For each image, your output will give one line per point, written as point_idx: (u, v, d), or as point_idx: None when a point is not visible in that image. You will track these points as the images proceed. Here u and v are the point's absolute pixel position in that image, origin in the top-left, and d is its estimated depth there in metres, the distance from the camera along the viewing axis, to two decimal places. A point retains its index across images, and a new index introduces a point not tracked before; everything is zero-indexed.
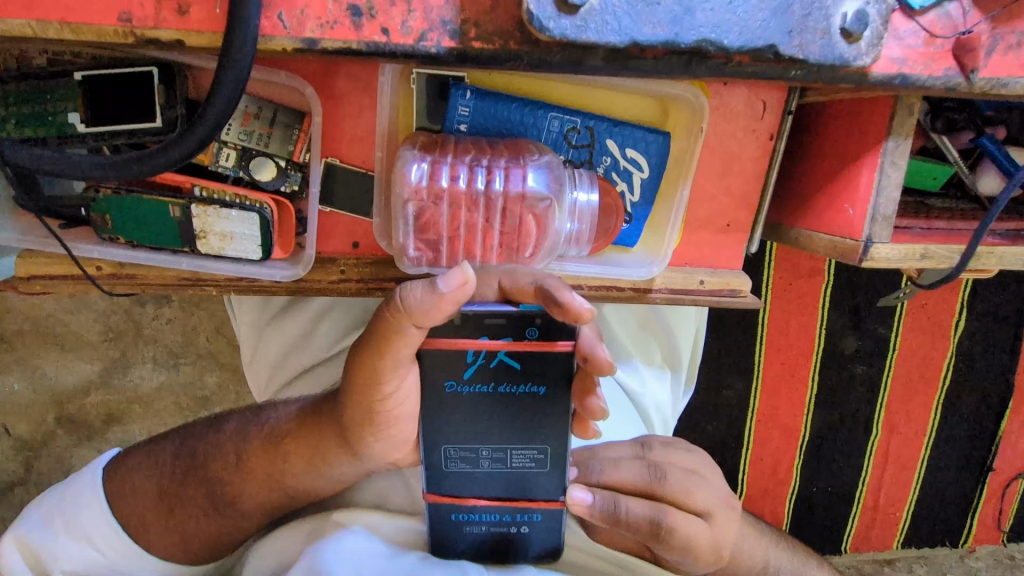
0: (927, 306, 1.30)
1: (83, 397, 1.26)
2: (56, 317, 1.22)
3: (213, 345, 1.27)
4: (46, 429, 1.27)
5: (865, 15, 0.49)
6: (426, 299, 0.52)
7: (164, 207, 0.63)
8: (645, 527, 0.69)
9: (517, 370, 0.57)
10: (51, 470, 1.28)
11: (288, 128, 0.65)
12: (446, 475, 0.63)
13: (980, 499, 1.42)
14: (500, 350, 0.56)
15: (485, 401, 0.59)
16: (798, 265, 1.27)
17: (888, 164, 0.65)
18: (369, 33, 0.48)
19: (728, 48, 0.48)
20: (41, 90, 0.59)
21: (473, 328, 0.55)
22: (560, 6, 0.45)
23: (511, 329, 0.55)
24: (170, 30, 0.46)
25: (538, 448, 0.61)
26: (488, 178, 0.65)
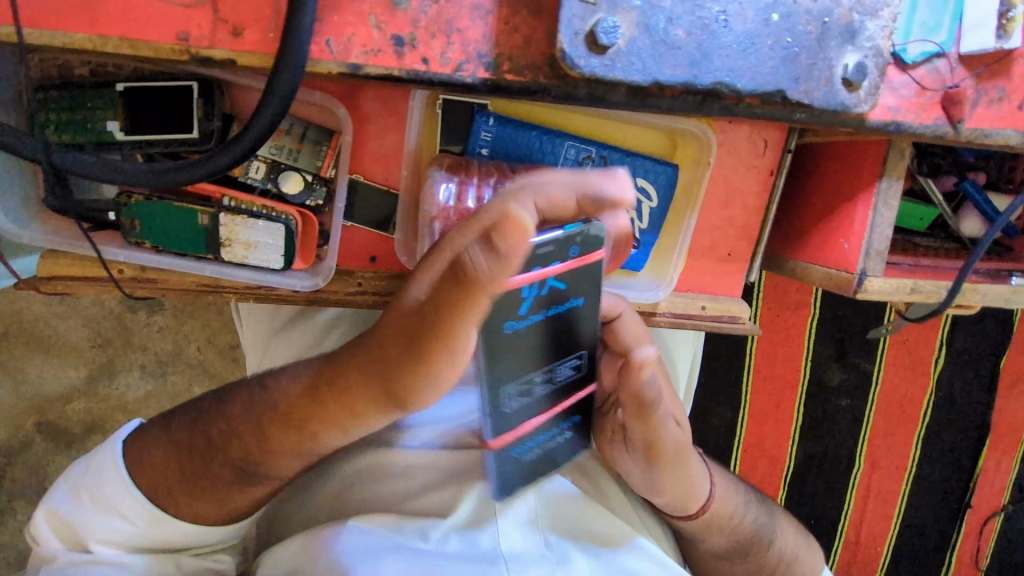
0: (908, 341, 1.34)
1: (65, 404, 1.23)
2: (44, 320, 1.19)
3: (204, 355, 1.25)
4: (22, 437, 1.23)
5: (865, 68, 0.54)
6: (496, 267, 0.42)
7: (193, 214, 0.65)
8: (636, 418, 0.66)
9: (561, 328, 0.54)
10: (24, 480, 1.23)
11: (317, 144, 0.68)
12: (496, 473, 0.59)
13: (959, 535, 1.44)
14: (551, 276, 0.50)
15: (536, 333, 0.52)
16: (788, 296, 1.31)
17: (882, 204, 0.70)
18: (410, 61, 0.51)
19: (741, 90, 0.52)
20: (82, 97, 0.61)
21: (527, 259, 0.47)
22: (591, 46, 0.48)
23: (560, 251, 0.49)
24: (224, 49, 0.49)
25: (562, 425, 0.63)
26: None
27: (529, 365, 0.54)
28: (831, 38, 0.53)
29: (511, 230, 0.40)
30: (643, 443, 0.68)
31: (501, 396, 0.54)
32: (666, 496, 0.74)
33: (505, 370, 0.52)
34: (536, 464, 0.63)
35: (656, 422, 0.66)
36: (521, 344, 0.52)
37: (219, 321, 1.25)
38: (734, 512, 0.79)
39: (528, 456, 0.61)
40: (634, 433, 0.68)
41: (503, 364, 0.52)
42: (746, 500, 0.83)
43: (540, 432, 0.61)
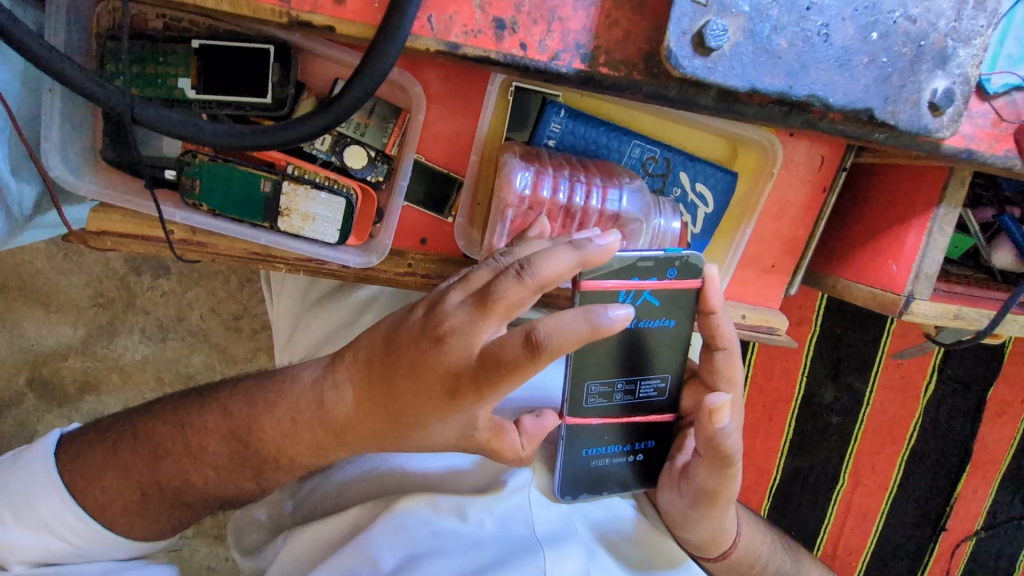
0: (903, 365, 1.36)
1: (61, 361, 1.20)
2: (46, 275, 1.16)
3: (207, 324, 1.22)
4: (15, 390, 1.20)
5: (952, 93, 0.54)
6: (571, 335, 0.45)
7: (257, 179, 0.64)
8: (704, 465, 0.63)
9: (640, 341, 0.64)
10: (11, 435, 1.21)
11: (384, 120, 0.67)
12: (568, 462, 0.66)
13: (932, 556, 1.46)
14: (647, 289, 0.61)
15: (630, 339, 0.63)
16: (794, 309, 1.33)
17: (937, 228, 0.71)
18: (509, 46, 0.51)
19: (832, 105, 0.52)
20: (155, 51, 0.60)
21: (629, 269, 0.59)
22: (696, 47, 0.48)
23: (658, 270, 0.60)
24: (325, 16, 0.48)
25: (636, 444, 0.68)
26: (587, 193, 0.68)
27: (614, 367, 0.64)
28: (924, 61, 0.53)
29: (624, 310, 0.46)
30: (703, 488, 0.64)
31: (586, 390, 0.64)
32: (698, 535, 0.69)
33: (587, 365, 0.63)
34: (603, 470, 0.67)
35: (728, 474, 0.62)
36: (606, 348, 0.63)
37: (226, 290, 1.21)
38: (759, 560, 0.76)
39: (596, 460, 0.67)
40: (692, 478, 0.65)
41: (594, 361, 0.63)
42: (771, 549, 0.79)
43: (610, 440, 0.67)
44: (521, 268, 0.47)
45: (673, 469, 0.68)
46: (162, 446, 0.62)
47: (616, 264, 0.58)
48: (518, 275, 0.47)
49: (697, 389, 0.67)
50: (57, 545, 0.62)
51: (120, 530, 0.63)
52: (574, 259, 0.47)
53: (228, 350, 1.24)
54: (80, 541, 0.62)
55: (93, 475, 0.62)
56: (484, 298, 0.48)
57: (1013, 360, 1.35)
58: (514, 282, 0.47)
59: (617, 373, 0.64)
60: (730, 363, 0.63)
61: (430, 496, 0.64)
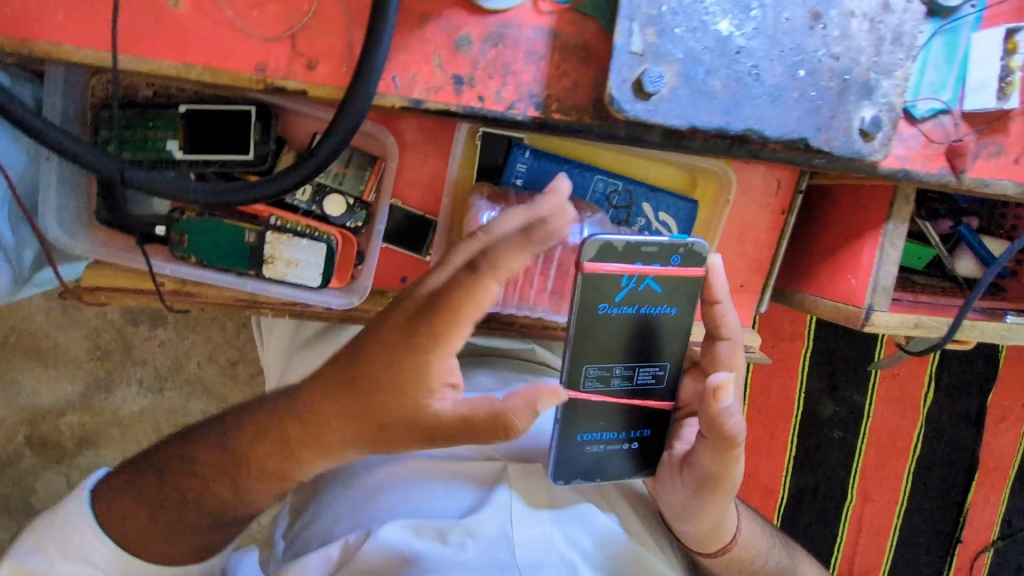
0: (898, 375, 1.39)
1: (59, 416, 1.22)
2: (44, 331, 1.18)
3: (204, 371, 1.25)
4: (13, 449, 1.21)
5: (878, 121, 0.59)
6: (508, 240, 0.49)
7: (241, 231, 0.68)
8: (709, 449, 0.63)
9: (637, 328, 0.65)
10: (11, 494, 1.21)
11: (360, 170, 0.71)
12: (563, 449, 0.67)
13: (950, 569, 1.45)
14: (649, 275, 0.63)
15: (624, 325, 0.65)
16: (780, 326, 1.36)
17: (888, 243, 0.75)
18: (468, 99, 0.55)
19: (768, 137, 0.57)
20: (144, 117, 0.65)
21: (634, 253, 0.62)
22: (637, 93, 0.53)
23: (662, 257, 0.63)
24: (298, 81, 0.53)
25: (631, 432, 0.69)
26: None
27: (611, 352, 0.65)
28: (850, 93, 0.58)
29: (564, 222, 0.49)
30: (705, 475, 0.65)
31: (583, 373, 0.65)
32: (695, 527, 0.70)
33: (585, 346, 0.64)
34: (600, 455, 0.68)
35: (733, 458, 0.63)
36: (603, 328, 0.64)
37: (221, 336, 1.24)
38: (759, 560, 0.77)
39: (590, 446, 0.68)
40: (695, 464, 0.66)
41: (591, 345, 0.64)
42: (769, 547, 0.79)
43: (607, 427, 0.68)
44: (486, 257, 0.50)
45: (673, 458, 0.69)
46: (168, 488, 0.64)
47: (618, 246, 0.61)
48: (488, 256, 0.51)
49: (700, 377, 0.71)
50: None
51: (147, 557, 0.64)
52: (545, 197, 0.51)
53: (227, 396, 1.26)
54: (110, 572, 0.64)
55: (120, 514, 0.64)
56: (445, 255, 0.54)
57: (1006, 366, 1.38)
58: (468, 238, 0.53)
59: (615, 359, 0.66)
60: (733, 354, 0.67)
61: (413, 519, 0.66)
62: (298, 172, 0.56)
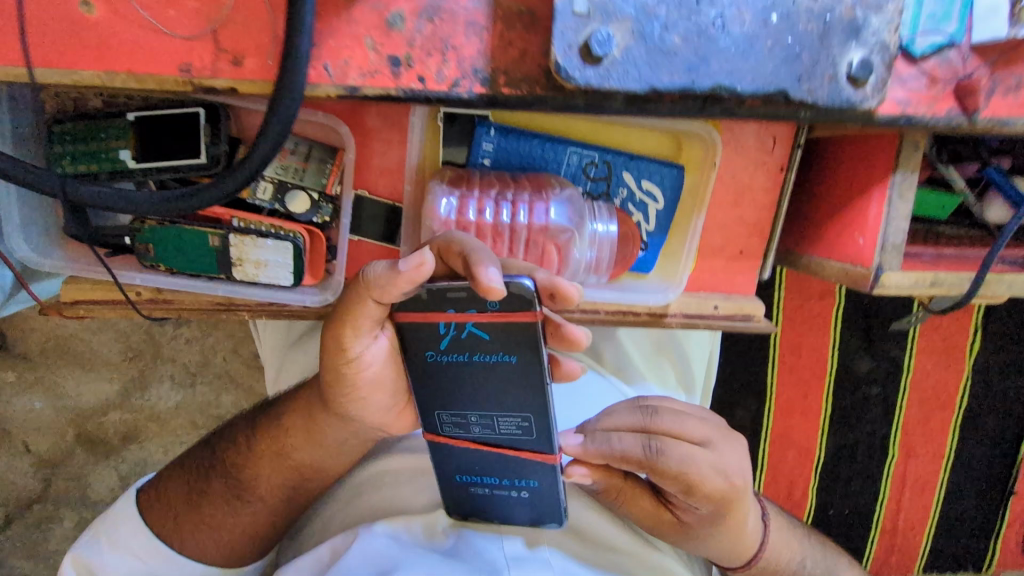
0: (941, 328, 1.30)
1: (102, 416, 1.26)
2: (78, 336, 1.23)
3: (230, 365, 1.27)
4: (65, 447, 1.27)
5: (869, 63, 0.52)
6: (388, 275, 0.54)
7: (205, 236, 0.67)
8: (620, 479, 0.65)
9: (491, 375, 0.56)
10: (71, 489, 1.28)
11: (322, 162, 0.69)
12: (450, 487, 0.65)
13: (1003, 522, 1.39)
14: (469, 321, 0.54)
15: (470, 376, 0.57)
16: (809, 286, 1.27)
17: (896, 196, 0.68)
18: (407, 81, 0.52)
19: (741, 93, 0.51)
20: (96, 129, 0.63)
21: (439, 300, 0.55)
22: (585, 58, 0.48)
23: (475, 300, 0.53)
24: (225, 79, 0.50)
25: (531, 472, 0.62)
26: (512, 211, 0.70)
27: (474, 402, 0.58)
28: (834, 34, 0.51)
29: (416, 257, 0.52)
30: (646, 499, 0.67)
31: (437, 420, 0.61)
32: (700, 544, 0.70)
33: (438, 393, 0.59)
34: (488, 498, 0.65)
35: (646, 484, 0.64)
36: (452, 375, 0.57)
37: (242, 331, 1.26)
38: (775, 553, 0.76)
39: (476, 488, 0.64)
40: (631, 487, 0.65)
41: (446, 389, 0.59)
42: (785, 541, 0.77)
43: (485, 472, 0.63)
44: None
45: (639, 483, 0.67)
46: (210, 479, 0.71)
47: (422, 293, 0.55)
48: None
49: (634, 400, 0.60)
50: (135, 565, 0.69)
51: (180, 547, 0.70)
52: (440, 238, 0.57)
53: (255, 387, 1.28)
54: (153, 561, 0.69)
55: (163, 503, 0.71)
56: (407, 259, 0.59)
57: None
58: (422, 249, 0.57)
59: (468, 408, 0.59)
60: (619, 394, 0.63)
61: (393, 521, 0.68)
62: (223, 188, 0.55)
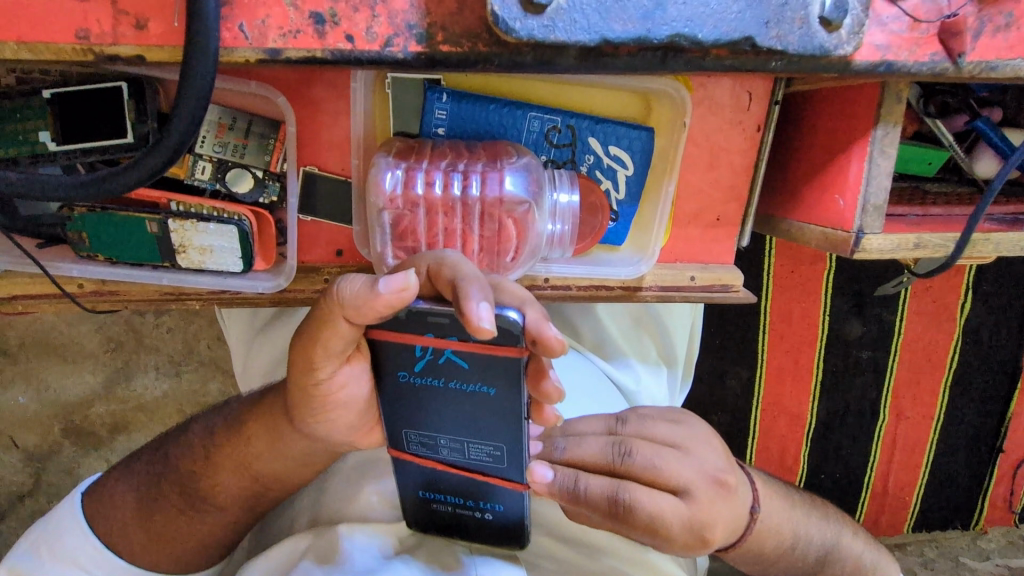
0: (933, 289, 1.26)
1: (88, 408, 1.23)
2: (56, 329, 1.19)
3: (216, 352, 1.23)
4: (52, 441, 1.24)
5: (844, 3, 0.47)
6: (361, 295, 0.46)
7: (141, 222, 0.63)
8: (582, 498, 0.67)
9: (462, 403, 0.51)
10: (60, 483, 1.25)
11: (263, 138, 0.65)
12: (415, 501, 0.62)
13: (991, 481, 1.39)
14: (447, 348, 0.48)
15: (441, 401, 0.52)
16: (803, 250, 1.22)
17: (878, 153, 0.64)
18: (333, 40, 0.47)
19: (703, 42, 0.46)
20: (12, 109, 0.58)
21: (417, 323, 0.48)
22: (526, 6, 0.44)
23: (457, 329, 0.47)
24: (130, 46, 0.45)
25: (498, 491, 0.59)
26: (464, 182, 0.65)
27: (442, 426, 0.54)
28: None
29: (399, 280, 0.45)
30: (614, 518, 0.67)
31: (404, 438, 0.56)
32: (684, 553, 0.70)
33: (401, 412, 0.54)
34: (450, 514, 0.63)
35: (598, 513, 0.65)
36: (423, 399, 0.52)
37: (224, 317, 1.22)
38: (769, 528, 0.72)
39: (439, 504, 0.62)
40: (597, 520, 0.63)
41: (414, 408, 0.53)
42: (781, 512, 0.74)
43: (452, 492, 0.60)
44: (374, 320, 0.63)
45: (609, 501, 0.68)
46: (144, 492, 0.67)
47: (401, 314, 0.47)
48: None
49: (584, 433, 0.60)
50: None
51: (127, 556, 0.69)
52: (430, 256, 0.49)
53: None
54: (99, 571, 0.68)
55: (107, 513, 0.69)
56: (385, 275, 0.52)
57: None
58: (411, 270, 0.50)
59: (439, 432, 0.54)
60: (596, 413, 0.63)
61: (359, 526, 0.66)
62: (130, 176, 0.50)
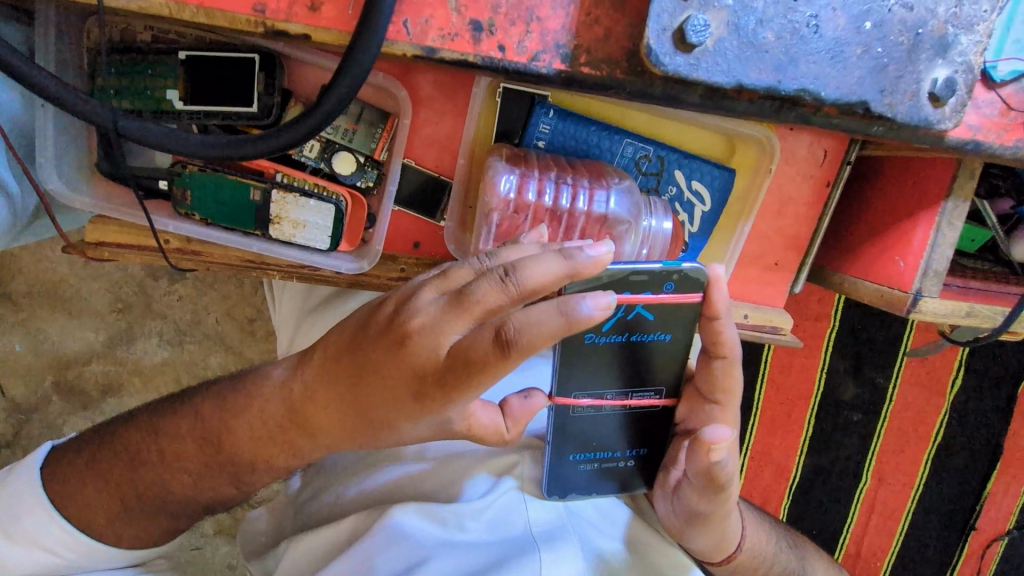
0: (931, 359, 1.29)
1: (84, 364, 1.20)
2: (68, 281, 1.16)
3: (222, 327, 1.21)
4: (41, 394, 1.20)
5: (953, 83, 0.52)
6: (574, 266, 0.41)
7: (247, 188, 0.65)
8: (698, 491, 0.60)
9: (637, 356, 0.59)
10: (41, 438, 1.21)
11: (372, 126, 0.67)
12: (554, 468, 0.63)
13: (959, 556, 1.38)
14: (639, 303, 0.55)
15: (612, 356, 0.58)
16: (809, 306, 1.27)
17: (945, 223, 0.68)
18: (486, 48, 0.50)
19: (824, 99, 0.50)
20: (144, 64, 0.60)
21: (619, 284, 0.53)
22: (678, 44, 0.47)
23: (654, 284, 0.54)
24: (300, 24, 0.48)
25: (627, 451, 0.65)
26: (573, 196, 0.68)
27: (607, 379, 0.60)
28: (922, 51, 0.51)
29: (605, 299, 0.40)
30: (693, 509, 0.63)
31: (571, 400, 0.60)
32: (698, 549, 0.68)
33: (572, 376, 0.59)
34: (592, 473, 0.65)
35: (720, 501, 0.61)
36: (596, 359, 0.58)
37: (239, 294, 1.21)
38: (765, 560, 0.73)
39: (584, 465, 0.64)
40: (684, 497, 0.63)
41: (581, 370, 0.59)
42: (779, 549, 0.76)
43: (598, 446, 0.64)
44: (505, 271, 0.42)
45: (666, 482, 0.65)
46: (142, 473, 0.60)
47: (603, 277, 0.52)
48: (501, 270, 0.42)
49: (694, 399, 0.62)
50: (45, 558, 0.61)
51: (109, 540, 0.62)
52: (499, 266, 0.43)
53: (244, 353, 1.23)
54: (71, 554, 0.62)
55: (78, 490, 0.61)
56: (460, 297, 0.43)
57: None
58: (497, 286, 0.42)
59: (605, 386, 0.60)
60: (728, 372, 0.58)
61: (424, 504, 0.63)
62: (272, 143, 0.53)
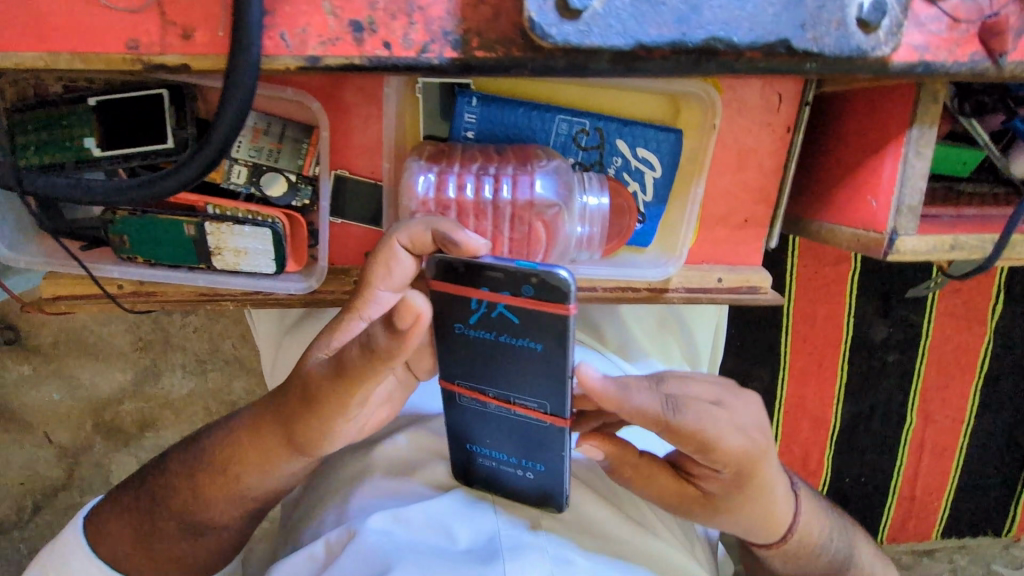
0: (962, 290, 1.22)
1: (118, 404, 1.22)
2: (89, 328, 1.19)
3: (240, 351, 1.22)
4: (83, 437, 1.23)
5: (882, 4, 0.47)
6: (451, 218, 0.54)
7: (179, 224, 0.64)
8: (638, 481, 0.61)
9: (512, 360, 0.53)
10: (91, 478, 1.24)
11: (297, 142, 0.66)
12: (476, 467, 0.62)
13: None
14: (500, 302, 0.51)
15: (495, 355, 0.54)
16: (826, 251, 1.17)
17: (912, 154, 0.63)
18: (371, 47, 0.48)
19: (739, 45, 0.46)
20: (56, 116, 0.60)
21: (474, 276, 0.51)
22: (562, 12, 0.44)
23: (509, 283, 0.50)
24: (176, 55, 0.46)
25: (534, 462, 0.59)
26: (496, 185, 0.66)
27: (492, 376, 0.55)
28: None
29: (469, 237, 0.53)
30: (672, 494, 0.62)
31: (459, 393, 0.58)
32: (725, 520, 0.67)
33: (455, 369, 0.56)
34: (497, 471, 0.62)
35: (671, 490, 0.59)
36: (478, 360, 0.55)
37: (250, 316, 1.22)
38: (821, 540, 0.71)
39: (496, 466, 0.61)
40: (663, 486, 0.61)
41: (465, 366, 0.56)
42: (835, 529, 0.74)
43: (506, 449, 0.59)
44: None
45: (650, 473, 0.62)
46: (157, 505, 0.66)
47: (459, 266, 0.51)
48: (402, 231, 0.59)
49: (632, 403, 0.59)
50: None
51: None
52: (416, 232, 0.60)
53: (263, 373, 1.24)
54: None
55: (109, 528, 0.69)
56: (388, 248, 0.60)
57: None
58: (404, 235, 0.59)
59: (490, 384, 0.56)
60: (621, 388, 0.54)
61: (394, 509, 0.61)
62: (179, 177, 0.52)
